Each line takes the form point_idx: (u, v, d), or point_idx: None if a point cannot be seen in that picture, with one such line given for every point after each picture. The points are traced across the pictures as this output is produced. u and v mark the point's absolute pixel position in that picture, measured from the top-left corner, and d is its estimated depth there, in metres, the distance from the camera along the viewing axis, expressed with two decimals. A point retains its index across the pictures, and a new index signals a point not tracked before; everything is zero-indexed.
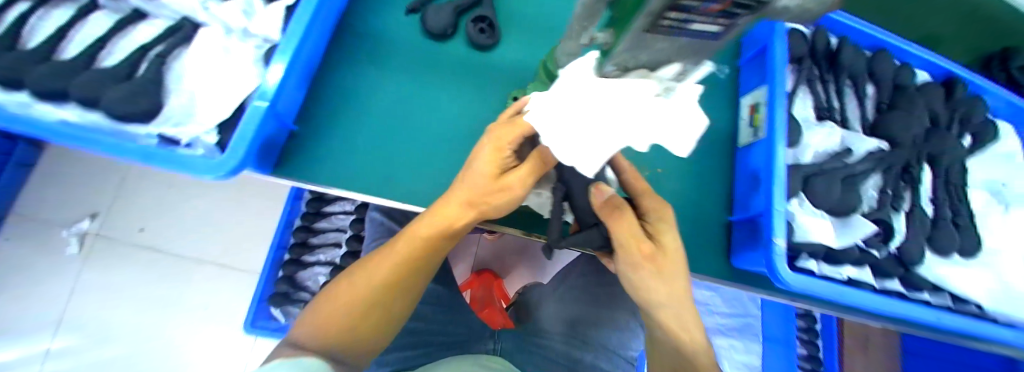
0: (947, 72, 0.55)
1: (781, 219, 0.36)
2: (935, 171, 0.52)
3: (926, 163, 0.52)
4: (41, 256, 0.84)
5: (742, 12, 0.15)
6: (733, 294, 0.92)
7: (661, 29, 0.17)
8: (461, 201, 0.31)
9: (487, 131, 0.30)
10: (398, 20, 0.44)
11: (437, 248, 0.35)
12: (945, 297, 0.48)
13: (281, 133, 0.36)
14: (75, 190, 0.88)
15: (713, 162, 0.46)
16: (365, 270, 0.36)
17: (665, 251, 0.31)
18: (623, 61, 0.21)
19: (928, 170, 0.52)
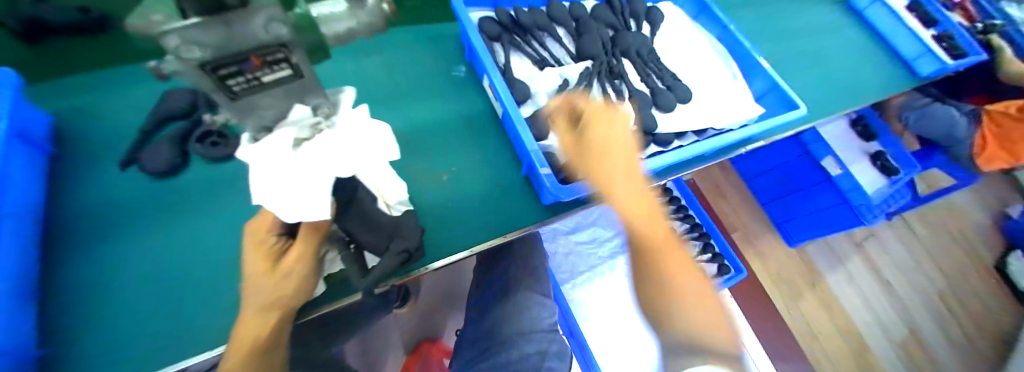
0: None
1: (538, 154, 0.46)
2: (633, 62, 0.72)
3: (625, 59, 0.72)
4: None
5: (283, 58, 0.22)
6: (607, 220, 1.00)
7: (242, 90, 0.22)
8: (255, 311, 0.30)
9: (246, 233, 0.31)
10: (123, 178, 0.41)
11: (271, 362, 0.32)
12: (691, 136, 0.67)
13: (26, 358, 0.30)
14: None
15: (491, 138, 0.57)
16: None
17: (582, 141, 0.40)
18: (260, 122, 0.26)
19: (629, 61, 0.72)
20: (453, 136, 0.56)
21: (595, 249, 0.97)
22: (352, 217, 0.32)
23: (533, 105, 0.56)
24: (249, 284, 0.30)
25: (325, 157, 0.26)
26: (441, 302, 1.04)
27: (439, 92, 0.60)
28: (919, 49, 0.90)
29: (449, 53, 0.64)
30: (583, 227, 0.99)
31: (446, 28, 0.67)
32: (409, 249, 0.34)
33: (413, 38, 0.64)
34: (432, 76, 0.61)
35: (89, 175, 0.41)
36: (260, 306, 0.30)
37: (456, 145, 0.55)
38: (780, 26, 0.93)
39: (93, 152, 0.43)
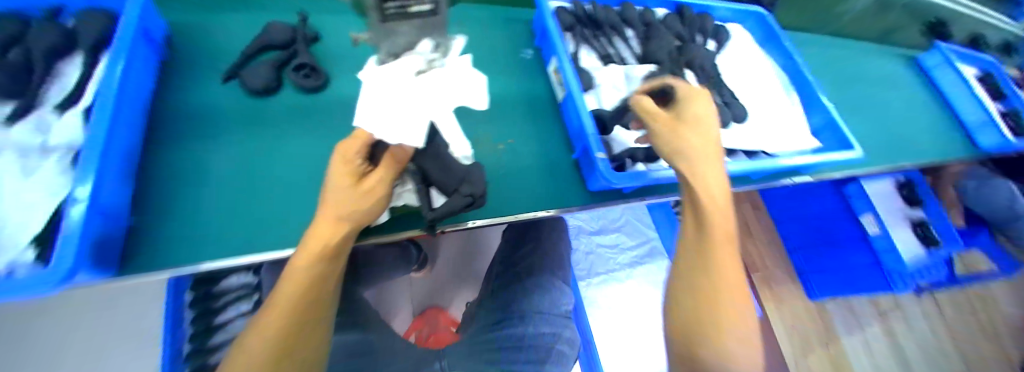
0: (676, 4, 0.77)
1: (596, 139, 0.48)
2: (695, 74, 0.71)
3: (687, 70, 0.71)
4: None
5: None
6: (633, 228, 1.01)
7: (392, 14, 0.25)
8: (332, 219, 0.32)
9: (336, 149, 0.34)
10: (222, 91, 0.46)
11: (326, 278, 0.35)
12: (739, 156, 0.67)
13: (116, 229, 0.34)
14: None
15: (547, 120, 0.59)
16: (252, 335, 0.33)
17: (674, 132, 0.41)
18: (390, 49, 0.31)
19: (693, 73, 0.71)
20: (510, 111, 0.58)
21: (616, 255, 0.98)
22: (428, 154, 0.35)
23: (594, 96, 0.58)
24: (331, 197, 0.32)
25: (435, 86, 0.30)
26: (454, 276, 1.07)
27: (505, 69, 0.62)
28: (983, 119, 0.85)
29: (518, 34, 0.66)
30: (607, 230, 1.01)
31: (520, 11, 0.69)
32: (474, 195, 0.36)
33: (488, 14, 0.66)
34: (500, 52, 0.64)
35: (190, 81, 0.46)
36: (334, 216, 0.32)
37: (512, 120, 0.57)
38: (846, 67, 0.90)
39: (192, 63, 0.47)
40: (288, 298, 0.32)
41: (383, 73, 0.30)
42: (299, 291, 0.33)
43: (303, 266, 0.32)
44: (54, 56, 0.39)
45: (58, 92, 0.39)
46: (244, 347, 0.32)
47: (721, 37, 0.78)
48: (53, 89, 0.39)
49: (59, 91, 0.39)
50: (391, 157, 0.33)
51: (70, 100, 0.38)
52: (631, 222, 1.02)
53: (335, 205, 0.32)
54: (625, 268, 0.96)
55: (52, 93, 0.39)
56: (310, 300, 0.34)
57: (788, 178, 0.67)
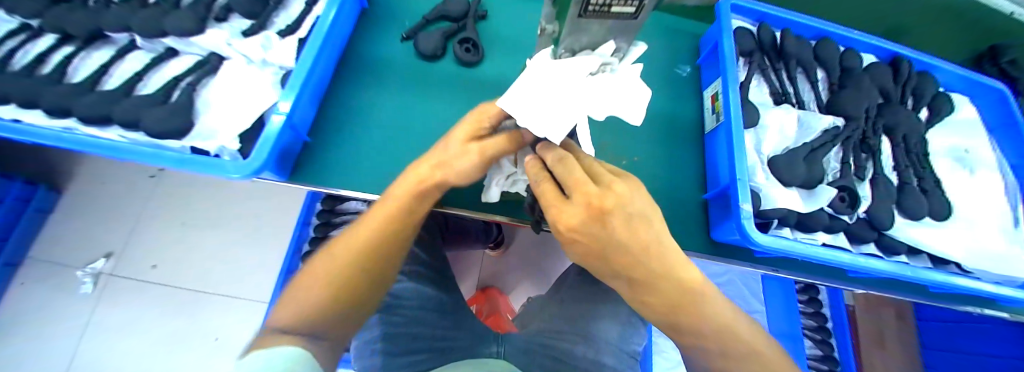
0: (892, 54, 0.59)
1: (745, 189, 0.41)
2: (894, 143, 0.55)
3: (883, 135, 0.55)
4: (58, 300, 0.87)
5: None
6: (735, 290, 0.91)
7: (590, 13, 0.22)
8: (442, 166, 0.35)
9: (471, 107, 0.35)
10: (398, 46, 0.50)
11: (416, 215, 0.38)
12: (924, 259, 0.50)
13: (297, 143, 0.41)
14: (94, 231, 0.92)
15: (685, 147, 0.53)
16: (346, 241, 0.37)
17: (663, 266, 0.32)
18: (570, 45, 0.29)
19: (887, 141, 0.56)
20: (648, 128, 0.54)
21: None
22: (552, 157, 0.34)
23: (755, 136, 0.50)
24: (447, 147, 0.35)
25: (602, 92, 0.28)
26: (524, 265, 1.08)
27: (655, 82, 0.57)
28: None
29: (679, 48, 0.60)
30: None
31: (690, 22, 0.62)
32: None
33: (655, 18, 0.61)
34: (656, 62, 0.59)
35: (373, 29, 0.51)
36: (436, 164, 0.35)
37: (646, 138, 0.53)
38: None
39: (379, 11, 0.52)
40: (378, 222, 0.36)
41: (554, 68, 0.29)
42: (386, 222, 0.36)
43: (394, 201, 0.36)
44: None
45: (280, 19, 0.46)
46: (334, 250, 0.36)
47: (938, 107, 0.59)
48: (277, 15, 0.46)
49: (282, 18, 0.46)
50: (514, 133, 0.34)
51: (289, 29, 0.45)
52: (735, 284, 0.92)
53: (437, 158, 0.35)
54: None
55: (275, 20, 0.46)
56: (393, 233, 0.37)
57: (974, 307, 0.53)
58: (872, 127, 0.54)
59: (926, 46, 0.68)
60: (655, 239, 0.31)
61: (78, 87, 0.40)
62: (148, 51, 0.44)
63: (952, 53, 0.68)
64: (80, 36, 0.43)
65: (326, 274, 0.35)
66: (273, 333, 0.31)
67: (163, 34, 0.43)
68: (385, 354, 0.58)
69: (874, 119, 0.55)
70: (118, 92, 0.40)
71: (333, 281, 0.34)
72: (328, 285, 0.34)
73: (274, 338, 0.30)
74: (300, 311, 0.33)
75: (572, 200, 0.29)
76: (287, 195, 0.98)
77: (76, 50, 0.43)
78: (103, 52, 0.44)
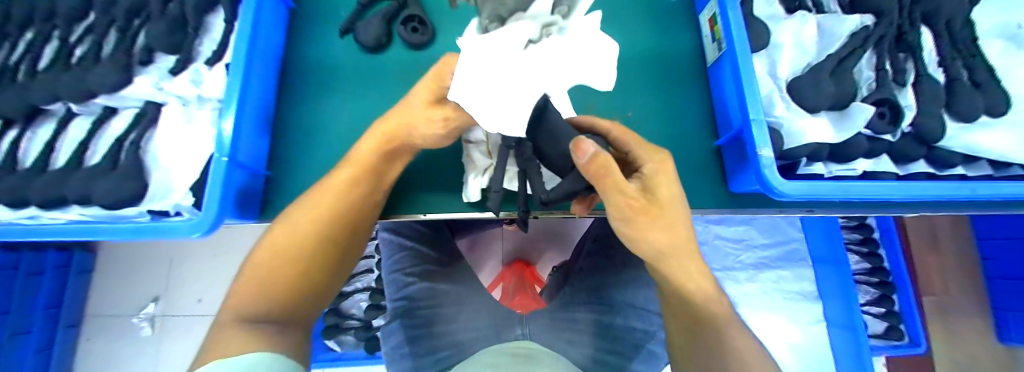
0: None
1: (763, 129, 0.35)
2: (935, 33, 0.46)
3: (920, 26, 0.46)
4: (124, 347, 0.94)
5: None
6: (768, 223, 0.85)
7: None
8: (410, 128, 0.31)
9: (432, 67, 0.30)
10: (339, 42, 0.45)
11: (376, 182, 0.36)
12: (983, 167, 0.43)
13: (256, 180, 0.39)
14: (135, 280, 0.96)
15: (686, 89, 0.47)
16: (301, 214, 0.34)
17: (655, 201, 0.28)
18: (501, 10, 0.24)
19: (926, 32, 0.47)
20: (640, 76, 0.47)
21: (740, 252, 0.85)
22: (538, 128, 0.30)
23: (767, 58, 0.43)
24: (411, 115, 0.31)
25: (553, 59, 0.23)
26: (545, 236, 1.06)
27: (642, 18, 0.49)
28: None
29: None
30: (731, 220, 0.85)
31: None
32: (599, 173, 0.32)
33: None
34: None
35: (312, 32, 0.46)
36: (399, 126, 0.32)
37: (641, 88, 0.47)
38: None
39: (312, 9, 0.46)
40: (337, 196, 0.34)
41: (485, 42, 0.24)
42: (338, 202, 0.34)
43: (353, 169, 0.34)
44: (203, 8, 0.42)
45: (205, 46, 0.42)
46: (288, 227, 0.34)
47: None
48: (202, 42, 0.42)
49: (207, 42, 0.42)
50: None
51: (215, 55, 0.40)
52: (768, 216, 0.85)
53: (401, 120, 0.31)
54: (747, 270, 0.84)
55: (201, 48, 0.42)
56: (346, 211, 0.34)
57: None
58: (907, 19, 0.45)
59: None
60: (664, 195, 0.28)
61: (28, 172, 0.38)
62: (87, 115, 0.42)
63: None
64: (19, 118, 0.41)
65: (285, 252, 0.33)
66: (234, 324, 0.30)
67: (93, 94, 0.40)
68: (414, 356, 0.60)
69: (908, 9, 0.46)
70: (67, 168, 0.38)
71: (294, 258, 0.33)
72: (290, 264, 0.33)
73: (229, 330, 0.29)
74: (252, 295, 0.31)
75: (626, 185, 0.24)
76: None
77: (18, 131, 0.41)
78: (47, 129, 0.42)
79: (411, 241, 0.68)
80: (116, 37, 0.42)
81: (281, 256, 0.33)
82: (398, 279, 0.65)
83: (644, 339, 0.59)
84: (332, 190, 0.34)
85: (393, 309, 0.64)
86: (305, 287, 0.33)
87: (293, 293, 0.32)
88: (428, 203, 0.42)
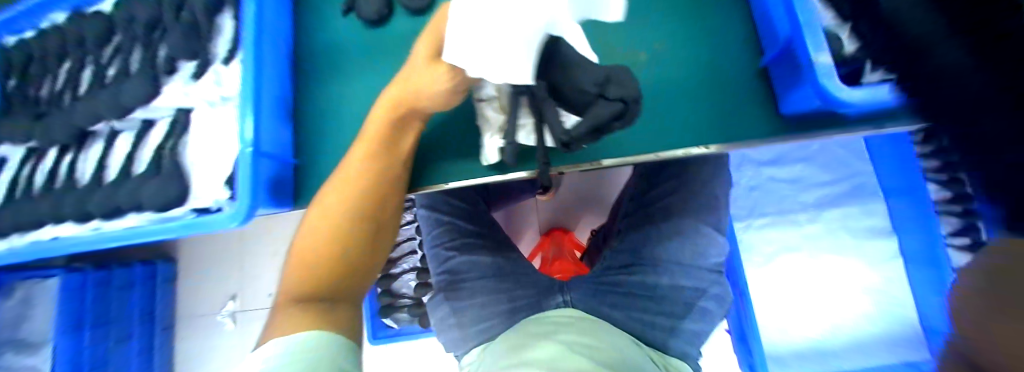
0: None
1: (816, 32, 0.31)
2: None
3: None
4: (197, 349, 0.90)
5: None
6: (829, 158, 0.76)
7: None
8: (416, 92, 0.31)
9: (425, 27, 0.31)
10: (343, 23, 0.44)
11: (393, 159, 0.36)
12: None
13: (286, 169, 0.40)
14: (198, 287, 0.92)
15: (720, 8, 0.41)
16: (327, 198, 0.35)
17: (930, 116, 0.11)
18: None
19: None
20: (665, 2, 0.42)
21: (797, 193, 0.76)
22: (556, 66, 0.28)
23: None
24: (415, 79, 0.31)
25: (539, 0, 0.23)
26: (581, 200, 1.03)
27: None
28: None
29: None
30: (787, 160, 0.77)
31: None
32: (627, 99, 0.27)
33: None
34: None
35: (316, 16, 0.45)
36: (404, 88, 0.32)
37: (669, 17, 0.42)
38: None
39: None
40: (355, 175, 0.34)
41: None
42: (355, 178, 0.34)
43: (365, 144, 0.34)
44: (212, 10, 0.42)
45: (220, 47, 0.42)
46: (319, 210, 0.35)
47: None
48: (215, 42, 0.42)
49: (220, 42, 0.42)
50: None
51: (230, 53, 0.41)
52: (828, 150, 0.77)
53: (409, 85, 0.31)
54: (809, 210, 0.76)
55: (215, 49, 0.42)
56: (372, 189, 0.34)
57: None
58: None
59: None
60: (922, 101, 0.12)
61: (88, 188, 0.41)
62: (128, 130, 0.43)
63: None
64: (74, 142, 0.44)
65: (319, 236, 0.33)
66: (286, 306, 0.32)
67: (128, 109, 0.42)
68: (460, 327, 0.62)
69: None
70: (119, 180, 0.40)
71: (327, 242, 0.33)
72: (325, 248, 0.33)
73: (286, 311, 0.31)
74: (301, 281, 0.33)
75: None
76: None
77: (74, 154, 0.44)
78: (97, 147, 0.44)
79: (449, 216, 0.68)
80: (140, 50, 0.43)
81: (314, 241, 0.33)
82: (440, 253, 0.67)
83: (694, 297, 0.57)
84: (350, 170, 0.34)
85: (436, 283, 0.65)
86: (340, 264, 0.33)
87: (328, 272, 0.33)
88: (451, 171, 0.41)
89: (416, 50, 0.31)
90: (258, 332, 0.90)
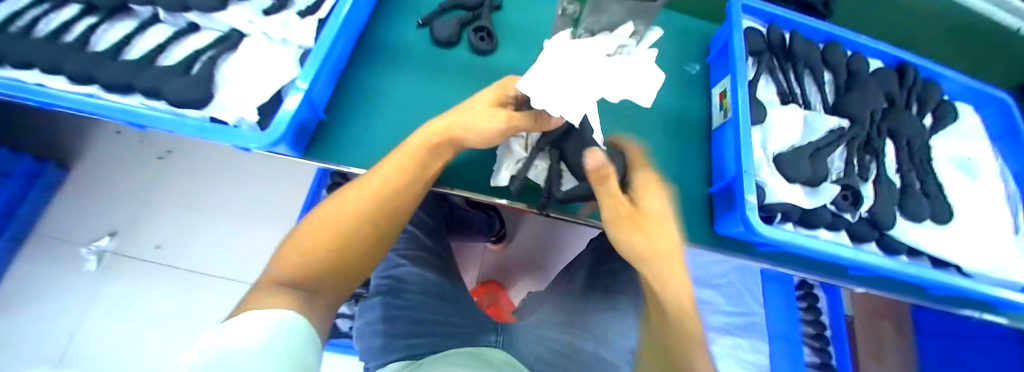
0: (898, 60, 0.60)
1: (751, 180, 0.40)
2: (898, 147, 0.56)
3: (886, 138, 0.56)
4: (22, 276, 0.86)
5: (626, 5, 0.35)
6: (735, 292, 0.93)
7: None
8: (471, 130, 0.36)
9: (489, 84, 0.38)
10: (412, 32, 0.51)
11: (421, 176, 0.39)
12: (924, 261, 0.51)
13: (313, 120, 0.42)
14: (112, 204, 0.92)
15: (693, 140, 0.53)
16: (351, 194, 0.37)
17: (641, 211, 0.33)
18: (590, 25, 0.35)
19: (891, 144, 0.57)
20: (658, 121, 0.53)
21: (708, 313, 0.91)
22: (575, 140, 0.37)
23: (762, 132, 0.50)
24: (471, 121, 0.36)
25: (613, 73, 0.29)
26: (526, 262, 1.08)
27: (672, 80, 0.57)
28: None
29: (689, 47, 0.60)
30: (703, 283, 0.94)
31: (705, 25, 0.62)
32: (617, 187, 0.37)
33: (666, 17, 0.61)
34: (666, 62, 0.58)
35: (392, 17, 0.51)
36: (455, 125, 0.37)
37: (658, 133, 0.53)
38: None
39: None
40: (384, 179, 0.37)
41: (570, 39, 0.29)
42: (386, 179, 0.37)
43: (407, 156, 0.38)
44: None
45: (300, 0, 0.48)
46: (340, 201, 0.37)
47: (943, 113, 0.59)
48: None
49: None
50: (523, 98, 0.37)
51: (308, 10, 0.46)
52: (737, 286, 0.94)
53: (459, 122, 0.37)
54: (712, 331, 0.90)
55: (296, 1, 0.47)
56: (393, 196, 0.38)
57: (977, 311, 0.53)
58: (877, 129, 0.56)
59: (936, 55, 0.68)
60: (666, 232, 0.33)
61: (98, 56, 0.40)
62: (170, 25, 0.45)
63: (954, 61, 0.68)
64: (104, 8, 0.44)
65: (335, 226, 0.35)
66: (267, 285, 0.30)
67: (186, 8, 0.44)
68: (384, 336, 0.58)
69: (878, 122, 0.56)
70: (140, 62, 0.41)
71: (340, 232, 0.35)
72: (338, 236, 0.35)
73: (267, 288, 0.29)
74: (302, 265, 0.32)
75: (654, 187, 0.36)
76: (289, 180, 0.98)
77: (97, 20, 0.44)
78: (125, 24, 0.45)
79: (410, 226, 0.69)
80: None
81: (320, 226, 0.35)
82: (389, 257, 0.65)
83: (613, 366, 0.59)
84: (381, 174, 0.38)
85: (375, 286, 0.63)
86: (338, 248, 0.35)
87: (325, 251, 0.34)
88: (449, 177, 0.46)
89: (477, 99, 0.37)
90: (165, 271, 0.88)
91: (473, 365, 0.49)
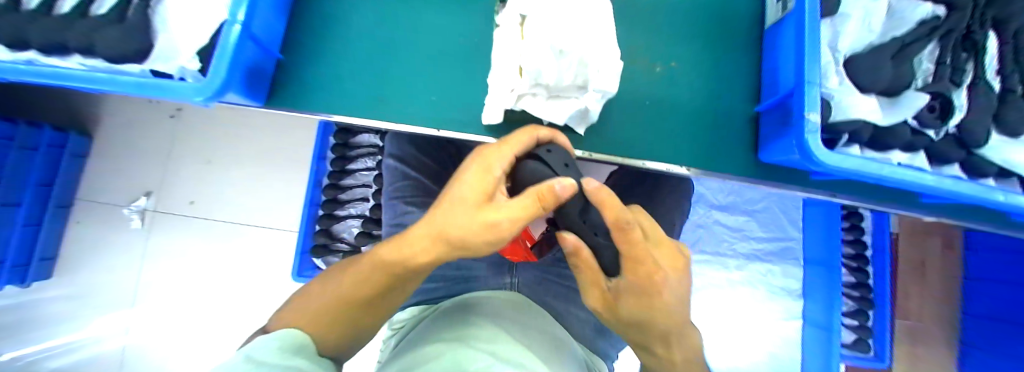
0: None
1: (815, 93, 0.32)
2: (1003, 40, 0.42)
3: (989, 30, 0.42)
4: (82, 236, 0.92)
5: None
6: (770, 218, 0.87)
7: None
8: (470, 224, 0.27)
9: (497, 157, 0.30)
10: None
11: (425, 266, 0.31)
12: (1014, 184, 0.42)
13: (267, 61, 0.37)
14: (137, 167, 0.93)
15: (737, 47, 0.43)
16: (354, 267, 0.32)
17: (614, 300, 0.30)
18: None
19: (994, 38, 0.42)
20: (692, 24, 0.43)
21: (736, 241, 0.88)
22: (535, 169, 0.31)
23: (831, 27, 0.39)
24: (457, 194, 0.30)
25: None
26: None
27: None
28: None
29: None
30: (735, 209, 0.88)
31: None
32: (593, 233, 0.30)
33: None
34: None
35: None
36: (442, 213, 0.29)
37: (692, 39, 0.42)
38: None
39: None
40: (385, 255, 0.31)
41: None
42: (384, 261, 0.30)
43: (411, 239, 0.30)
44: None
45: None
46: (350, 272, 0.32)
47: None
48: None
49: None
50: (539, 197, 0.27)
51: None
52: (772, 211, 0.88)
53: (450, 214, 0.29)
54: (739, 259, 0.88)
55: None
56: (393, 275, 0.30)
57: None
58: (976, 18, 0.41)
59: None
60: (649, 300, 0.28)
61: (23, 13, 0.34)
62: None
63: None
64: None
65: (332, 295, 0.31)
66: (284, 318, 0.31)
67: None
68: None
69: (980, 10, 0.42)
70: (69, 16, 0.34)
71: (342, 300, 0.31)
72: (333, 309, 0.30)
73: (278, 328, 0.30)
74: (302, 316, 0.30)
75: (589, 282, 0.31)
76: (294, 129, 0.94)
77: None
78: None
79: (415, 172, 0.65)
80: None
81: (326, 295, 0.31)
82: (398, 206, 0.62)
83: None
84: (374, 258, 0.31)
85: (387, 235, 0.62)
86: (336, 314, 0.30)
87: (340, 310, 0.30)
88: (438, 117, 0.38)
89: (473, 173, 0.30)
90: (203, 224, 0.93)
91: (495, 309, 0.47)
